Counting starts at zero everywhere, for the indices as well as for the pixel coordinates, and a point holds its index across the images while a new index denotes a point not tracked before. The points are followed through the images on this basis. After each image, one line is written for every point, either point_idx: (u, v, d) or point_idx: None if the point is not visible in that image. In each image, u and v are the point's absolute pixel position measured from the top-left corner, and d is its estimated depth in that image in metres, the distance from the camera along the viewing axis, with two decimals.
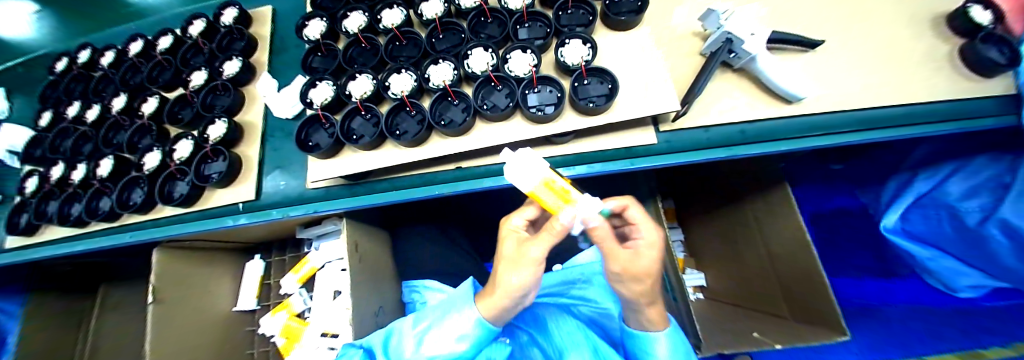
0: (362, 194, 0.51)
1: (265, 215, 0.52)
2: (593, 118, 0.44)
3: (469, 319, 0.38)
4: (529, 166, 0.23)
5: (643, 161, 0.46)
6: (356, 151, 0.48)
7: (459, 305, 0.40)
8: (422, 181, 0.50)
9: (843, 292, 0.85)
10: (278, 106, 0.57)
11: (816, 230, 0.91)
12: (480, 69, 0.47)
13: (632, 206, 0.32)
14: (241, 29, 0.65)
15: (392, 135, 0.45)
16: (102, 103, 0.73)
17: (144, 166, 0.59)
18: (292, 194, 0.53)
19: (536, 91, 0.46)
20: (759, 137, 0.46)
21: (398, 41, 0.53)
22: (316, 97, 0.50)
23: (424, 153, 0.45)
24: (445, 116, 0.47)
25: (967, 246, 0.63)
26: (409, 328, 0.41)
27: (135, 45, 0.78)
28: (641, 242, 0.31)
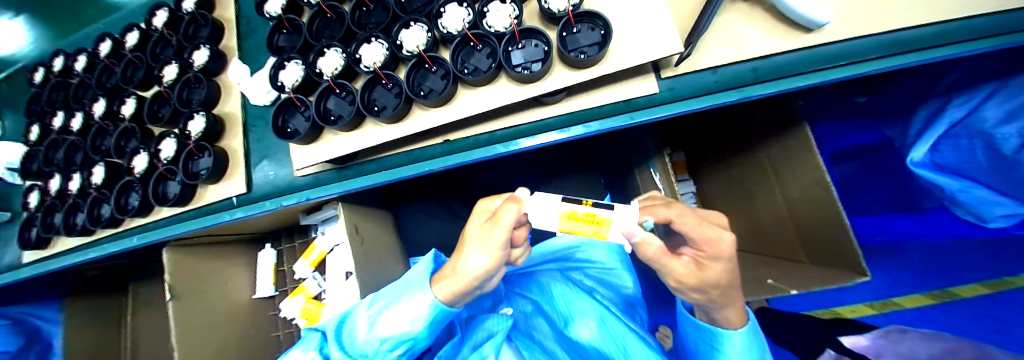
0: (353, 177, 0.49)
1: (259, 207, 0.51)
2: (584, 72, 0.40)
3: (423, 302, 0.38)
4: (548, 207, 0.32)
5: (642, 114, 0.43)
6: (337, 133, 0.45)
7: (412, 288, 0.40)
8: (411, 157, 0.48)
9: (860, 234, 0.86)
10: (252, 93, 0.54)
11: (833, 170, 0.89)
12: (455, 28, 0.42)
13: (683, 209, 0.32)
14: (204, 14, 0.60)
15: (370, 112, 0.42)
16: (83, 110, 0.71)
17: (134, 169, 0.59)
18: (281, 183, 0.52)
19: (521, 47, 0.42)
20: (772, 72, 0.41)
21: (365, 7, 0.47)
22: (287, 79, 0.47)
23: (408, 129, 0.43)
24: (423, 86, 0.43)
25: (998, 174, 0.61)
26: (364, 309, 0.41)
27: (104, 45, 0.74)
28: (703, 255, 0.32)
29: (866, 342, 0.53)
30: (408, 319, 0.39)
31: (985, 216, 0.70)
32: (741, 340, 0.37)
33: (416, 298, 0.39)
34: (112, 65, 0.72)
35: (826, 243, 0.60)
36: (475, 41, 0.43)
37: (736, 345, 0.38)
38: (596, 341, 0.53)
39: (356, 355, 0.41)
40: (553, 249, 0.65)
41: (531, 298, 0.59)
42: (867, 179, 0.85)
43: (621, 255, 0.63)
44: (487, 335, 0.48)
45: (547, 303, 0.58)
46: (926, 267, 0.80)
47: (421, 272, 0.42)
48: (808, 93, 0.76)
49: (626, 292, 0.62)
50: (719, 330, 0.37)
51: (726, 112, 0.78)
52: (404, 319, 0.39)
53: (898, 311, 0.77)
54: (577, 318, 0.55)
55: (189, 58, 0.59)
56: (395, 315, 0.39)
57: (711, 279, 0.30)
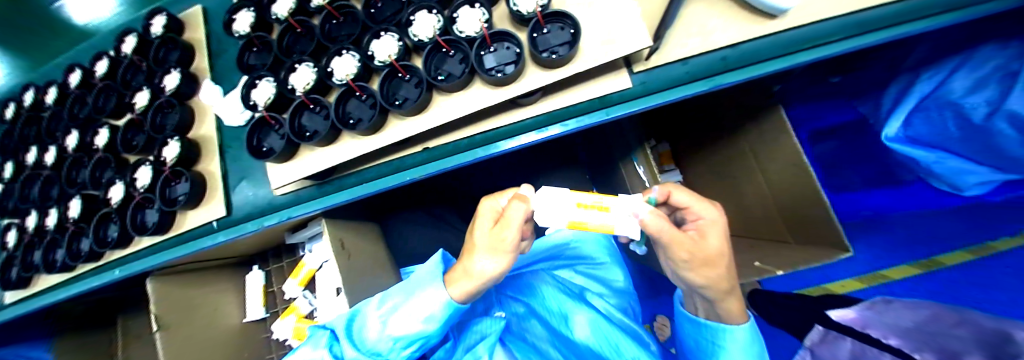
0: (333, 192, 0.49)
1: (241, 229, 0.50)
2: (556, 72, 0.40)
3: (435, 299, 0.37)
4: (556, 200, 0.31)
5: (618, 109, 0.43)
6: (314, 149, 0.45)
7: (423, 285, 0.39)
8: (392, 168, 0.48)
9: (843, 211, 0.88)
10: (226, 114, 0.53)
11: (812, 149, 0.91)
12: (425, 36, 0.42)
13: (676, 190, 0.35)
14: (173, 36, 0.59)
15: (345, 126, 0.42)
16: (56, 144, 0.69)
17: (111, 200, 0.57)
18: (261, 203, 0.52)
19: (492, 50, 0.42)
20: (740, 60, 0.42)
21: (335, 19, 0.47)
22: (259, 98, 0.46)
23: (385, 140, 0.43)
24: (398, 95, 0.43)
25: (969, 142, 0.63)
26: (374, 309, 0.39)
27: (73, 75, 0.72)
28: (703, 222, 0.33)
29: (853, 314, 0.56)
30: (419, 318, 0.37)
31: (965, 187, 0.73)
32: (742, 336, 0.37)
33: (428, 295, 0.38)
34: (82, 95, 0.70)
35: (808, 222, 0.61)
36: (447, 47, 0.42)
37: (736, 341, 0.38)
38: (587, 338, 0.54)
39: (368, 354, 0.39)
40: (542, 250, 0.62)
41: (524, 300, 0.60)
42: (845, 158, 0.87)
43: (610, 250, 0.64)
44: (480, 337, 0.49)
45: (540, 304, 0.59)
46: (912, 239, 0.82)
47: (431, 271, 0.41)
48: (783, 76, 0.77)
49: (616, 285, 0.63)
50: (720, 325, 0.38)
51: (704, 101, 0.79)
52: (416, 318, 0.37)
53: (887, 283, 0.79)
54: (569, 315, 0.57)
55: (160, 83, 0.58)
56: (408, 315, 0.37)
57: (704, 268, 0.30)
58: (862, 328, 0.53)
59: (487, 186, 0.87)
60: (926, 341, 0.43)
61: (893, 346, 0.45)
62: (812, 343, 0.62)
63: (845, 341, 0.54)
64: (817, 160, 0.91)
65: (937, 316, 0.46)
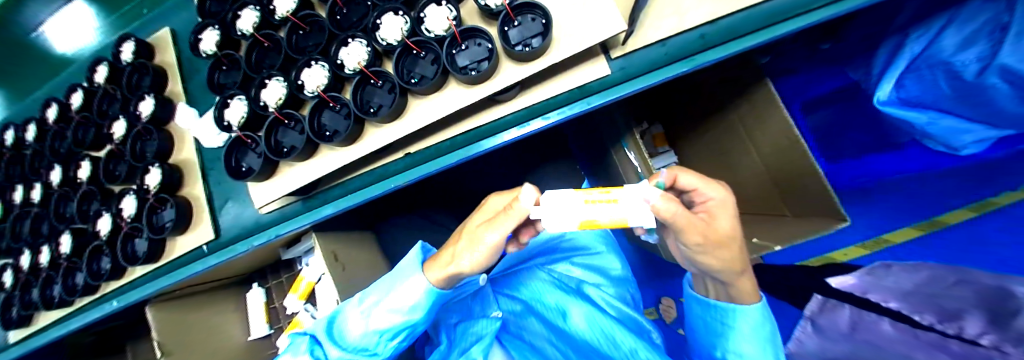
0: (320, 205, 0.49)
1: (231, 251, 0.49)
2: (525, 67, 0.38)
3: (416, 288, 0.36)
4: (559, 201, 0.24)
5: (597, 97, 0.42)
6: (293, 164, 0.44)
7: (406, 275, 0.38)
8: (375, 176, 0.47)
9: (841, 181, 0.86)
10: (203, 136, 0.53)
11: (806, 120, 0.89)
12: (391, 40, 0.41)
13: (684, 173, 0.31)
14: (144, 62, 0.58)
15: (321, 138, 0.41)
16: (41, 180, 0.69)
17: (100, 232, 0.57)
18: (249, 223, 0.52)
19: (463, 49, 0.41)
20: (718, 36, 0.41)
21: (301, 30, 0.46)
22: (232, 117, 0.46)
23: (364, 149, 0.41)
24: (372, 103, 0.42)
25: (960, 99, 0.60)
26: (356, 305, 0.39)
27: (50, 109, 0.71)
28: (713, 203, 0.30)
29: (853, 280, 0.53)
30: (403, 310, 0.36)
31: (962, 146, 0.72)
32: (755, 317, 0.36)
33: (410, 285, 0.36)
34: (62, 129, 0.69)
35: (806, 192, 0.60)
36: (418, 49, 0.41)
37: (749, 324, 0.36)
38: (585, 330, 0.55)
39: (354, 351, 0.40)
40: (538, 243, 0.62)
41: (521, 298, 0.60)
42: (839, 125, 0.87)
43: (606, 240, 0.63)
44: (475, 339, 0.49)
45: (537, 302, 0.59)
46: (910, 203, 0.81)
47: (411, 261, 0.39)
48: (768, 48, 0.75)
49: (612, 273, 0.63)
50: (734, 307, 0.36)
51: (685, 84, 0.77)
52: (399, 309, 0.36)
53: (892, 247, 0.79)
54: (566, 309, 0.57)
55: (135, 110, 0.57)
56: (388, 309, 0.36)
57: (716, 253, 0.29)
58: (863, 294, 0.51)
59: (480, 183, 0.86)
60: (924, 303, 0.45)
61: (895, 310, 0.47)
62: (812, 313, 0.56)
63: (845, 309, 0.52)
64: (813, 131, 0.89)
65: (934, 276, 0.47)
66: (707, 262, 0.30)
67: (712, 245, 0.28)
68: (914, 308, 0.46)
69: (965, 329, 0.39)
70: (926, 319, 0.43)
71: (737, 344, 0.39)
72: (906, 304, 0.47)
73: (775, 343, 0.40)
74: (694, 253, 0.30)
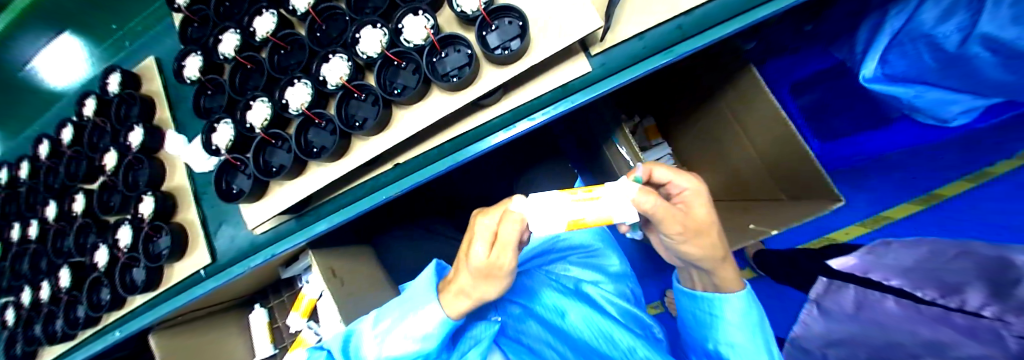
0: (314, 222, 0.49)
1: (227, 274, 0.49)
2: (503, 70, 0.38)
3: (431, 318, 0.35)
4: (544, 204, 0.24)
5: (579, 95, 0.41)
6: (283, 183, 0.45)
7: (420, 302, 0.37)
8: (363, 190, 0.48)
9: (835, 162, 0.86)
10: (193, 161, 0.53)
11: (793, 106, 0.90)
12: (369, 52, 0.41)
13: (658, 166, 0.30)
14: (131, 92, 0.59)
15: (307, 155, 0.41)
16: (37, 217, 0.69)
17: (97, 264, 0.57)
18: (245, 245, 0.52)
19: (443, 56, 0.41)
20: (696, 25, 0.40)
21: (283, 49, 0.47)
22: (222, 137, 0.48)
23: (353, 163, 0.42)
24: (358, 117, 0.43)
25: (945, 71, 0.60)
26: (369, 328, 0.39)
27: (42, 146, 0.71)
28: (688, 193, 0.30)
29: None
30: (418, 338, 0.36)
31: (950, 117, 0.71)
32: (740, 304, 0.35)
33: (424, 313, 0.35)
34: (54, 165, 0.70)
35: (797, 173, 0.60)
36: (398, 59, 0.42)
37: (734, 314, 0.36)
38: (582, 330, 0.56)
39: None
40: (536, 246, 0.61)
41: (517, 308, 0.58)
42: (831, 104, 0.86)
43: (603, 237, 0.64)
44: (475, 342, 0.47)
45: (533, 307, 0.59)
46: (906, 179, 0.81)
47: (425, 283, 0.39)
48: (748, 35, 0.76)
49: (610, 270, 0.64)
50: (715, 296, 0.36)
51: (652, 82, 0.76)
52: (414, 338, 0.35)
53: (891, 224, 0.80)
54: (563, 309, 0.58)
55: (125, 141, 0.57)
56: (401, 336, 0.35)
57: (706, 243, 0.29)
58: (864, 274, 0.64)
59: (475, 189, 0.86)
60: (923, 281, 0.57)
61: (899, 287, 0.59)
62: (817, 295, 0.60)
63: (849, 289, 0.65)
64: (805, 112, 0.89)
65: (931, 251, 0.46)
66: (688, 250, 0.31)
67: (690, 233, 0.29)
68: (912, 284, 0.44)
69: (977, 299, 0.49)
70: None
71: (726, 335, 0.38)
72: (908, 281, 0.59)
73: (766, 332, 0.38)
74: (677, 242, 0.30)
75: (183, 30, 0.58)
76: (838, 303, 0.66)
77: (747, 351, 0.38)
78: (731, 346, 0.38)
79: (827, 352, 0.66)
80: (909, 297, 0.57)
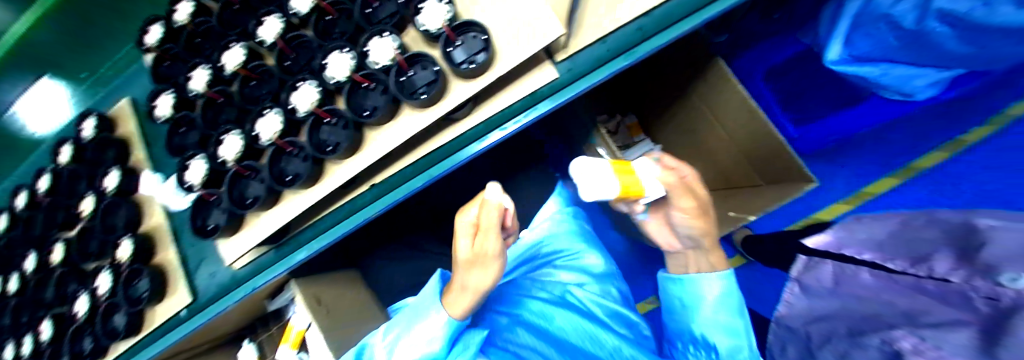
0: (294, 251, 0.49)
1: (210, 311, 0.50)
2: (460, 83, 0.37)
3: (437, 322, 0.46)
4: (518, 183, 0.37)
5: (547, 103, 0.42)
6: (260, 214, 0.44)
7: (425, 311, 0.47)
8: (348, 210, 0.47)
9: (799, 141, 0.89)
10: (168, 200, 0.53)
11: (756, 85, 0.91)
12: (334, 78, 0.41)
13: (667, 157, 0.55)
14: (105, 137, 0.59)
15: (281, 184, 0.41)
16: (14, 270, 0.68)
17: (77, 313, 0.56)
18: (226, 280, 0.51)
19: (410, 75, 0.39)
20: (659, 23, 0.41)
21: (251, 81, 0.49)
22: (189, 172, 0.47)
23: (327, 187, 0.41)
24: (327, 141, 0.42)
25: (907, 49, 0.62)
26: (381, 338, 0.49)
27: (19, 197, 0.70)
28: None
29: (829, 238, 0.53)
30: (425, 341, 0.46)
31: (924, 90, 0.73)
32: None
33: (431, 319, 0.46)
34: (31, 216, 0.69)
35: (779, 156, 0.61)
36: (365, 81, 0.41)
37: (712, 296, 0.55)
38: (566, 332, 0.61)
39: None
40: (519, 253, 0.74)
41: (504, 316, 0.62)
42: (801, 86, 0.88)
43: (585, 231, 0.72)
44: (464, 348, 0.51)
45: (518, 315, 0.62)
46: (868, 159, 0.84)
47: (431, 293, 0.49)
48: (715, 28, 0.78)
49: (595, 271, 0.69)
50: (693, 277, 0.57)
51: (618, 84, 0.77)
52: (423, 342, 0.46)
53: (873, 199, 0.82)
54: (549, 314, 0.62)
55: (100, 186, 0.57)
56: (411, 341, 0.46)
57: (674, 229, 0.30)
58: (838, 250, 0.49)
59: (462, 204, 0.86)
60: (898, 249, 0.41)
61: (871, 261, 0.42)
62: (798, 274, 0.53)
63: (828, 264, 0.49)
64: (778, 95, 0.90)
65: (906, 220, 0.43)
66: (690, 231, 0.56)
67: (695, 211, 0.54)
68: (887, 256, 0.41)
69: (932, 270, 0.32)
70: (900, 265, 0.38)
71: (707, 311, 0.56)
72: (881, 255, 0.42)
73: None
74: (686, 218, 0.55)
75: (155, 69, 0.57)
76: (817, 281, 0.49)
77: None
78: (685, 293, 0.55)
79: (810, 330, 0.46)
80: (881, 268, 0.40)
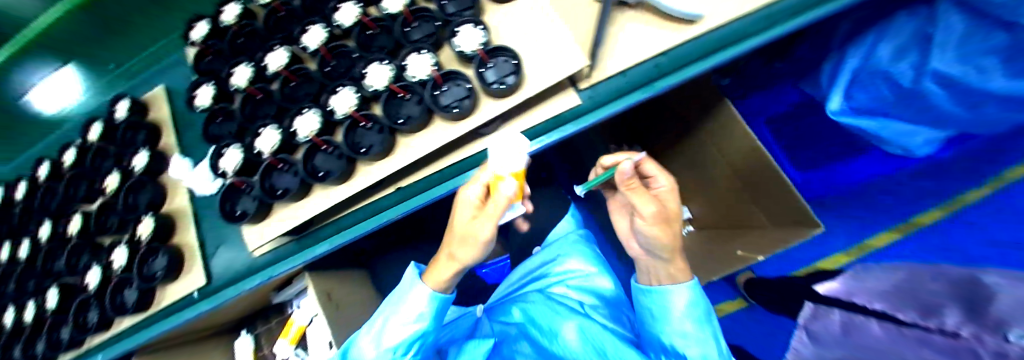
0: (381, 212, 0.41)
1: (224, 295, 0.41)
2: (604, 68, 0.37)
3: (422, 299, 0.34)
4: (512, 148, 0.22)
5: (638, 93, 0.39)
6: (368, 166, 0.38)
7: (404, 292, 0.35)
8: (401, 196, 0.41)
9: (930, 242, 0.68)
10: (194, 182, 0.43)
11: (855, 211, 0.73)
12: (470, 48, 0.36)
13: (647, 161, 0.35)
14: (136, 116, 0.48)
15: (392, 125, 0.36)
16: (28, 236, 0.57)
17: (106, 187, 0.47)
18: (241, 268, 0.43)
19: (549, 69, 0.34)
20: (766, 18, 0.36)
21: (369, 30, 0.40)
22: (272, 63, 0.39)
23: (429, 145, 0.36)
24: (448, 100, 0.37)
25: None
26: (367, 331, 0.35)
27: (49, 165, 0.55)
28: (662, 190, 0.35)
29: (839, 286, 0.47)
30: (413, 318, 0.33)
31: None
32: (686, 295, 0.33)
33: (418, 294, 0.34)
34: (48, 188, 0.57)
35: None
36: (489, 59, 0.37)
37: (681, 307, 0.33)
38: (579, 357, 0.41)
39: None
40: (530, 269, 0.62)
41: (516, 319, 0.51)
42: None
43: (595, 257, 0.56)
44: None
45: (529, 319, 0.50)
46: (992, 238, 0.66)
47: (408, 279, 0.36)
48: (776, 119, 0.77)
49: (605, 294, 0.52)
50: (658, 287, 0.35)
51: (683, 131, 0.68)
52: (409, 322, 0.33)
53: None
54: (560, 328, 0.45)
55: (127, 163, 0.47)
56: (400, 322, 0.33)
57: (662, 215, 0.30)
58: (849, 298, 0.44)
59: None
60: (904, 299, 0.38)
61: (878, 310, 0.39)
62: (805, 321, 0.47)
63: (834, 313, 0.44)
64: (999, 228, 0.66)
65: (913, 274, 0.40)
66: (651, 241, 0.33)
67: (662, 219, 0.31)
68: (896, 307, 0.38)
69: (946, 322, 0.30)
70: (908, 317, 0.35)
71: (672, 326, 0.33)
72: (891, 305, 0.39)
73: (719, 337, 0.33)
74: (647, 227, 0.32)
75: (195, 64, 0.47)
76: (823, 327, 0.44)
77: (698, 351, 0.32)
78: (681, 339, 0.33)
79: None
80: (889, 319, 0.37)
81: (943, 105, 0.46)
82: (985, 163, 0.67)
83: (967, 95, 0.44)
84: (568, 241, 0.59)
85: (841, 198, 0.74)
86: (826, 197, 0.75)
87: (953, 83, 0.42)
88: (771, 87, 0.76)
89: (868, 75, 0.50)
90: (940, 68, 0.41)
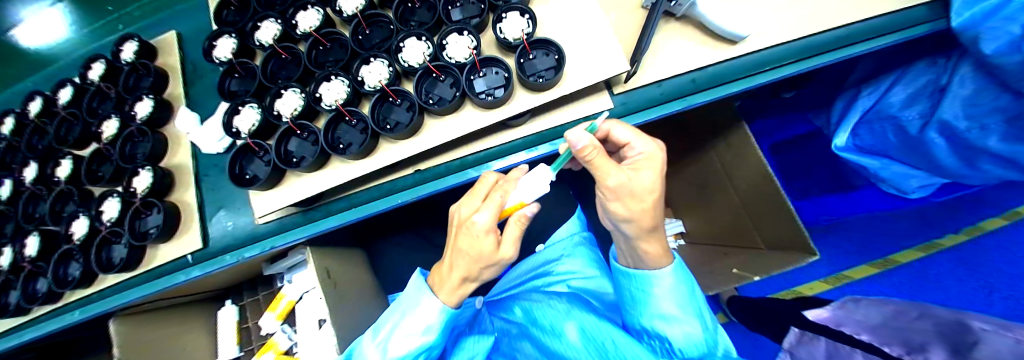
0: (397, 193, 0.40)
1: (219, 262, 0.40)
2: (642, 75, 0.37)
3: (430, 312, 0.29)
4: (536, 184, 0.27)
5: (671, 105, 0.38)
6: (392, 143, 0.36)
7: (411, 302, 0.31)
8: (419, 179, 0.39)
9: (906, 279, 0.72)
10: (202, 140, 0.42)
11: (841, 243, 0.77)
12: (513, 37, 0.36)
13: (616, 124, 0.26)
14: (145, 62, 0.47)
15: (424, 104, 0.35)
16: (11, 176, 0.54)
17: (104, 135, 0.46)
18: (242, 234, 0.41)
19: (591, 65, 0.33)
20: (802, 51, 0.37)
21: (410, 4, 0.40)
22: (302, 23, 0.41)
23: (459, 129, 0.35)
24: (481, 86, 0.36)
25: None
26: (371, 339, 0.32)
27: (60, 96, 0.54)
28: (641, 157, 0.25)
29: (827, 313, 0.46)
30: (419, 330, 0.29)
31: (1016, 245, 0.69)
32: (671, 279, 0.30)
33: (423, 306, 0.30)
34: (42, 126, 0.55)
35: None
36: (530, 51, 0.36)
37: (665, 292, 0.31)
38: (579, 352, 0.42)
39: None
40: (532, 267, 0.62)
41: (517, 318, 0.51)
42: (998, 270, 0.69)
43: (596, 259, 0.55)
44: None
45: (530, 318, 0.49)
46: (961, 282, 0.70)
47: (413, 290, 0.32)
48: (780, 146, 0.80)
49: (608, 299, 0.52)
50: (639, 272, 0.31)
51: (695, 147, 0.71)
52: (417, 333, 0.30)
53: None
54: (560, 328, 0.45)
55: (130, 110, 0.45)
56: (405, 332, 0.29)
57: (636, 187, 0.24)
58: (835, 325, 0.43)
59: None
60: (895, 333, 0.35)
61: (865, 341, 0.36)
62: (790, 345, 0.51)
63: (820, 342, 0.44)
64: (970, 272, 0.70)
65: (901, 309, 0.39)
66: (629, 222, 0.26)
67: (629, 193, 0.24)
68: (884, 340, 0.35)
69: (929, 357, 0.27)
70: (895, 351, 0.32)
71: (655, 309, 0.32)
72: (878, 337, 0.36)
73: (701, 306, 0.32)
74: (616, 204, 0.25)
75: (217, 14, 0.45)
76: (809, 353, 0.45)
77: (682, 327, 0.30)
78: (664, 321, 0.31)
79: None
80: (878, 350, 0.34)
81: (942, 150, 0.48)
82: (957, 211, 0.73)
83: (966, 147, 0.45)
84: (569, 244, 0.58)
85: (830, 229, 0.78)
86: (814, 229, 0.78)
87: (954, 135, 0.44)
88: (784, 116, 0.80)
89: (879, 117, 0.53)
90: (948, 119, 0.43)
